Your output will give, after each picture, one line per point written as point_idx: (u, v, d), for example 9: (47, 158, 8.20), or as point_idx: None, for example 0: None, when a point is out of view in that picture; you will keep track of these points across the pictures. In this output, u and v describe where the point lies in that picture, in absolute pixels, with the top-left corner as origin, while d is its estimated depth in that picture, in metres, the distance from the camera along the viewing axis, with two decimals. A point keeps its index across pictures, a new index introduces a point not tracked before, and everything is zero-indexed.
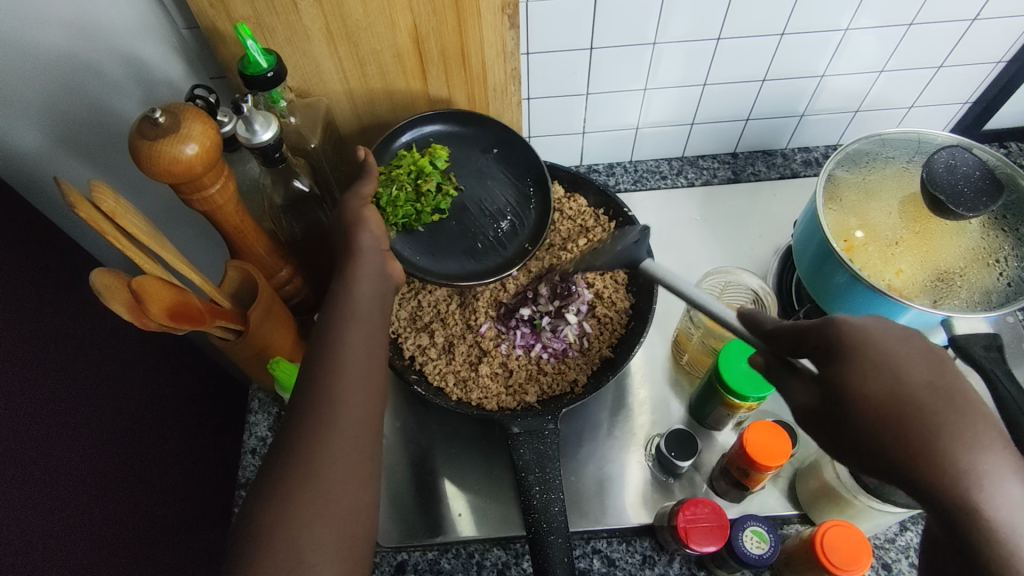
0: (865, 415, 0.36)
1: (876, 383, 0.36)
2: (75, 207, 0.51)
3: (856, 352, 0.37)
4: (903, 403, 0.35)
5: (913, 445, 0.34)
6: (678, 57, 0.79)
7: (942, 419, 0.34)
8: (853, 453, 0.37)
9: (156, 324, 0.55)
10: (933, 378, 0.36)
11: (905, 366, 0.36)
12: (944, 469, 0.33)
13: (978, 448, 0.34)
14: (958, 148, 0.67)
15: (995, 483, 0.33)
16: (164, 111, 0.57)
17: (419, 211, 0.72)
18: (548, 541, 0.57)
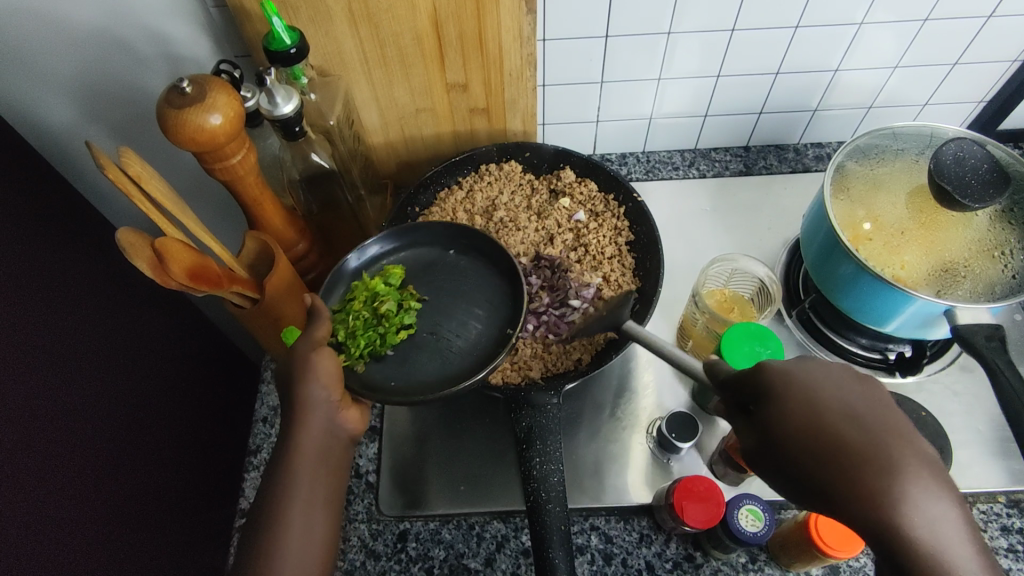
0: (791, 447, 0.37)
1: (802, 415, 0.38)
2: (104, 169, 0.53)
3: (783, 392, 0.39)
4: (821, 439, 0.37)
5: (835, 478, 0.35)
6: (693, 47, 0.80)
7: (872, 452, 0.35)
8: (794, 492, 0.38)
9: (176, 284, 0.57)
10: (855, 413, 0.37)
11: (827, 397, 0.38)
12: (872, 499, 0.34)
13: (911, 476, 0.34)
14: (967, 140, 0.67)
15: (924, 512, 0.34)
16: (191, 82, 0.59)
17: (383, 332, 0.65)
18: (546, 510, 0.58)
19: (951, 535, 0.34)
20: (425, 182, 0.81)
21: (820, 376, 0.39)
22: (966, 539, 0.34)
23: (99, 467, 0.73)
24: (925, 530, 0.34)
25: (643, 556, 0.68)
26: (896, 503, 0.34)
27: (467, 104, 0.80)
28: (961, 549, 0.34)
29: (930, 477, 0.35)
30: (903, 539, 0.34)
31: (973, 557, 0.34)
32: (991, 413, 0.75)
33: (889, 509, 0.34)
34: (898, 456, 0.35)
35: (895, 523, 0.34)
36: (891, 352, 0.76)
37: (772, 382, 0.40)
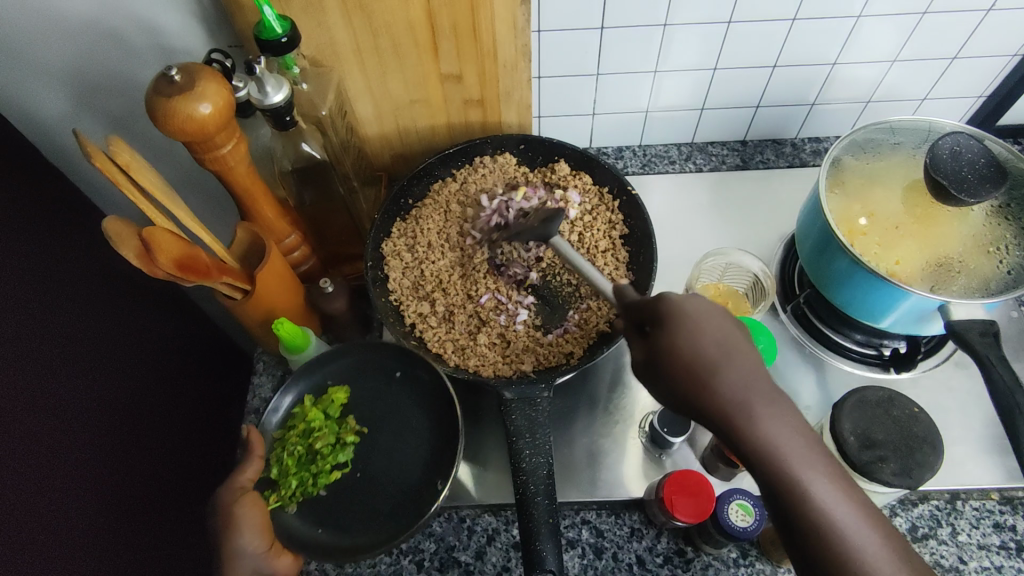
0: (670, 366, 0.43)
1: (683, 341, 0.43)
2: (91, 157, 0.53)
3: (670, 321, 0.44)
4: (692, 360, 0.42)
5: (694, 388, 0.42)
6: (689, 40, 0.79)
7: (728, 370, 0.42)
8: (667, 401, 0.45)
9: (164, 274, 0.57)
10: (722, 341, 0.43)
11: (704, 325, 0.43)
12: (721, 404, 0.41)
13: (751, 385, 0.41)
14: (964, 135, 0.66)
15: (763, 417, 0.40)
16: (180, 70, 0.58)
17: (316, 472, 0.63)
18: (534, 502, 0.58)
19: (785, 434, 0.40)
20: (418, 174, 0.81)
21: (703, 306, 0.44)
22: (800, 439, 0.40)
23: (90, 458, 0.73)
24: (767, 430, 0.40)
25: (634, 551, 0.68)
26: (739, 409, 0.41)
27: (461, 96, 0.80)
28: (807, 460, 0.40)
29: (767, 388, 0.41)
30: (744, 437, 0.40)
31: (807, 453, 0.40)
32: (986, 409, 0.74)
33: (735, 412, 0.41)
34: (746, 370, 0.42)
35: (738, 422, 0.41)
36: (886, 348, 0.76)
37: (665, 312, 0.45)
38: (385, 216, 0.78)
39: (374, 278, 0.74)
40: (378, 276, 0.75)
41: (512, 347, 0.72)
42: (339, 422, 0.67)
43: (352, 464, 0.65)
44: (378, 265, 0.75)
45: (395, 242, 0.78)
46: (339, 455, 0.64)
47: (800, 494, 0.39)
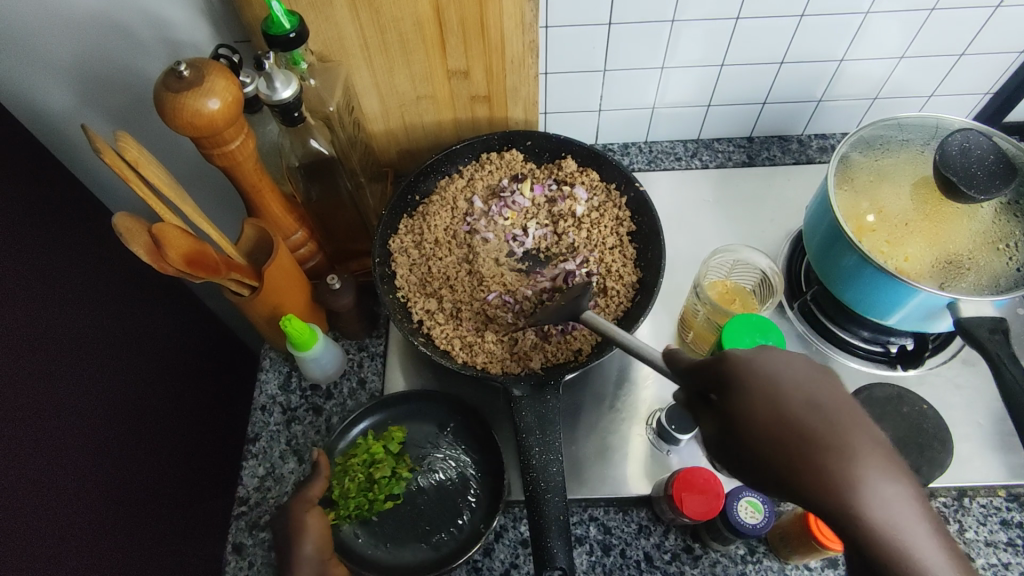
0: (751, 438, 0.34)
1: (763, 399, 0.34)
2: (100, 152, 0.52)
3: (746, 383, 0.35)
4: (790, 431, 0.33)
5: (793, 467, 0.33)
6: (697, 36, 0.79)
7: (831, 438, 0.32)
8: (753, 481, 0.35)
9: (173, 270, 0.57)
10: (816, 401, 0.34)
11: (786, 385, 0.35)
12: (831, 484, 0.32)
13: (866, 458, 0.32)
14: (973, 131, 0.66)
15: (883, 498, 0.31)
16: (189, 65, 0.58)
17: (371, 499, 0.67)
18: (544, 499, 0.58)
19: (909, 518, 0.31)
20: (425, 170, 0.80)
21: (782, 364, 0.35)
22: (927, 529, 0.32)
23: (99, 454, 0.73)
24: (883, 514, 0.31)
25: (642, 547, 0.68)
26: (852, 491, 0.31)
27: (468, 92, 0.80)
28: (941, 561, 0.31)
29: (886, 461, 0.32)
30: (862, 526, 0.31)
31: (938, 548, 0.31)
32: (992, 406, 0.74)
33: (847, 496, 0.31)
34: (862, 442, 0.32)
35: (851, 509, 0.31)
36: (892, 345, 0.76)
37: (733, 370, 0.36)
38: (391, 212, 0.78)
39: (381, 275, 0.74)
40: (385, 273, 0.75)
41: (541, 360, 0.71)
42: (398, 456, 0.71)
43: (403, 497, 0.69)
44: (385, 262, 0.75)
45: (402, 239, 0.78)
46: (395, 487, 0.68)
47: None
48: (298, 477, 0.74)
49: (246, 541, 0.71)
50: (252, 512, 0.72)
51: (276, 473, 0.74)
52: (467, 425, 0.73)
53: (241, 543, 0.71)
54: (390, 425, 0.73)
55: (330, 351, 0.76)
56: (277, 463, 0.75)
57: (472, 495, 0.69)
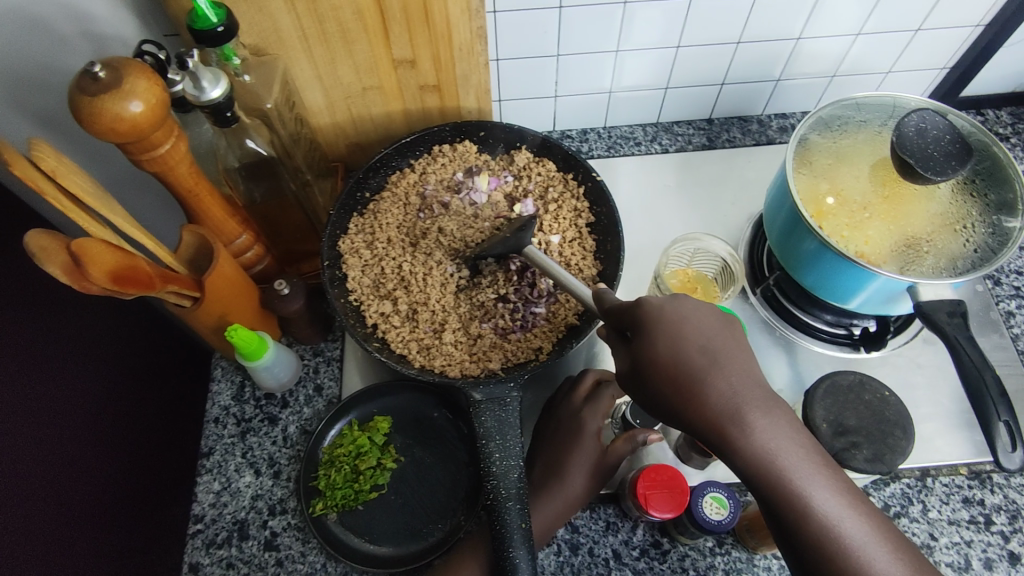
0: (656, 379, 0.46)
1: (666, 350, 0.46)
2: (9, 165, 0.48)
3: (652, 325, 0.47)
4: (678, 365, 0.45)
5: (685, 400, 0.45)
6: (652, 18, 0.77)
7: (712, 376, 0.45)
8: (658, 411, 0.47)
9: (99, 288, 0.53)
10: (706, 346, 0.46)
11: (688, 334, 0.46)
12: (711, 412, 0.44)
13: (740, 393, 0.44)
14: (929, 111, 0.65)
15: (757, 426, 0.43)
16: (105, 65, 0.53)
17: (356, 489, 0.68)
18: (505, 508, 0.57)
19: (778, 440, 0.42)
20: (375, 166, 0.77)
21: (687, 315, 0.47)
22: (796, 447, 0.42)
23: (56, 476, 0.69)
24: (759, 435, 0.43)
25: (610, 545, 0.67)
26: (734, 419, 0.43)
27: (416, 81, 0.76)
28: (794, 454, 0.42)
29: (758, 395, 0.44)
30: (740, 448, 0.43)
31: (801, 458, 0.42)
32: (953, 384, 0.75)
33: (725, 420, 0.43)
34: (741, 382, 0.44)
35: (731, 433, 0.43)
36: (855, 328, 0.75)
37: (647, 317, 0.48)
38: (340, 210, 0.74)
39: (331, 278, 0.71)
40: (336, 276, 0.71)
41: (497, 363, 0.69)
42: (382, 447, 0.71)
43: (386, 487, 0.69)
44: (336, 264, 0.72)
45: (353, 238, 0.75)
46: (379, 477, 0.68)
47: (802, 503, 0.41)
48: (254, 491, 0.71)
49: (202, 560, 0.68)
50: (208, 530, 0.70)
51: (231, 487, 0.72)
52: (452, 414, 0.73)
53: (197, 563, 0.68)
54: (375, 416, 0.73)
55: (282, 359, 0.73)
56: (232, 477, 0.72)
57: (453, 495, 0.69)
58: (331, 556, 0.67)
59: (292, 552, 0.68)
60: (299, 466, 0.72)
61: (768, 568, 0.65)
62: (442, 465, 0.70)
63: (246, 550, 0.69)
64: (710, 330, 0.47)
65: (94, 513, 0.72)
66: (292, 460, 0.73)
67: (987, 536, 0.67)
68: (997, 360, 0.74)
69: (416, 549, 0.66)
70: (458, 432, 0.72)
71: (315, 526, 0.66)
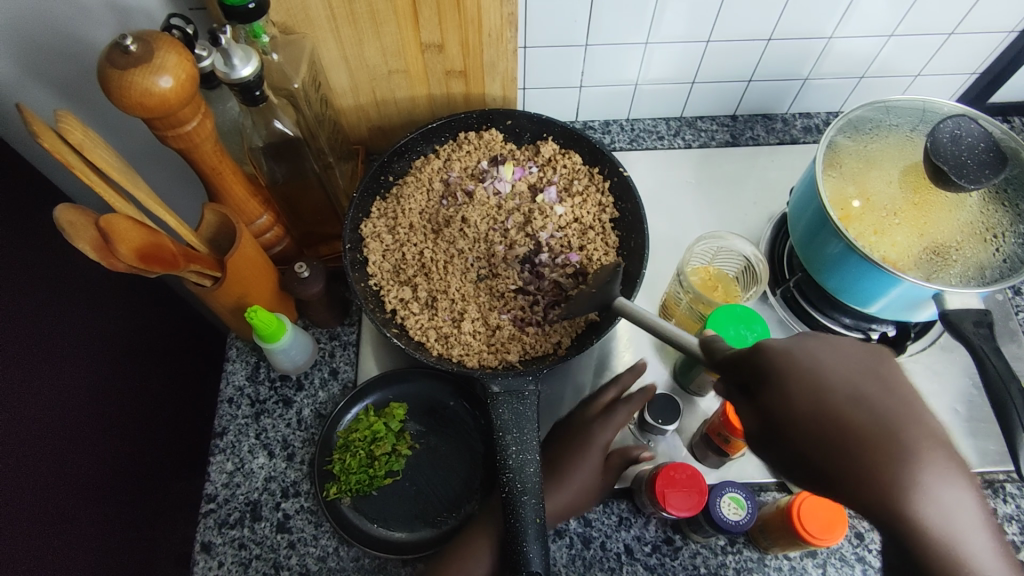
0: (798, 437, 0.36)
1: (804, 399, 0.37)
2: (38, 136, 0.47)
3: (787, 372, 0.38)
4: (832, 422, 0.36)
5: (843, 467, 0.35)
6: (683, 11, 0.76)
7: (879, 439, 0.35)
8: (794, 475, 0.38)
9: (125, 265, 0.53)
10: (859, 394, 0.36)
11: (833, 381, 0.37)
12: (881, 482, 0.34)
13: (918, 458, 0.34)
14: (965, 117, 0.65)
15: (934, 497, 0.34)
16: (136, 38, 0.52)
17: (371, 474, 0.68)
18: (520, 501, 0.57)
19: (962, 524, 0.34)
20: (399, 150, 0.76)
21: (823, 356, 0.38)
22: (978, 528, 0.34)
23: (64, 455, 0.67)
24: (935, 513, 0.34)
25: (623, 540, 0.67)
26: (907, 489, 0.34)
27: (443, 66, 0.75)
28: (973, 534, 0.34)
29: (940, 461, 0.34)
30: (913, 528, 0.33)
31: (983, 545, 0.34)
32: (969, 393, 0.75)
33: (898, 493, 0.34)
34: (915, 437, 0.34)
35: (906, 513, 0.33)
36: (873, 332, 0.74)
37: (772, 362, 0.38)
38: (364, 193, 0.74)
39: (353, 261, 0.71)
40: (357, 259, 0.71)
41: (515, 356, 0.69)
42: (397, 433, 0.71)
43: (401, 474, 0.69)
44: (357, 248, 0.72)
45: (375, 222, 0.74)
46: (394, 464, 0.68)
47: None
48: (268, 473, 0.71)
49: (214, 540, 0.68)
50: (221, 510, 0.70)
51: (244, 468, 0.72)
52: (468, 404, 0.73)
53: (209, 542, 0.68)
54: (391, 402, 0.72)
55: (299, 341, 0.73)
56: (246, 458, 0.72)
57: (467, 483, 0.69)
58: (344, 540, 0.67)
59: (304, 534, 0.68)
60: (313, 449, 0.72)
61: (779, 569, 0.66)
62: (457, 454, 0.70)
63: (258, 531, 0.69)
64: (858, 368, 0.37)
65: (107, 487, 0.72)
66: (306, 443, 0.73)
67: None
68: (1015, 370, 0.74)
69: (428, 536, 0.66)
70: (473, 419, 0.72)
71: (329, 509, 0.66)
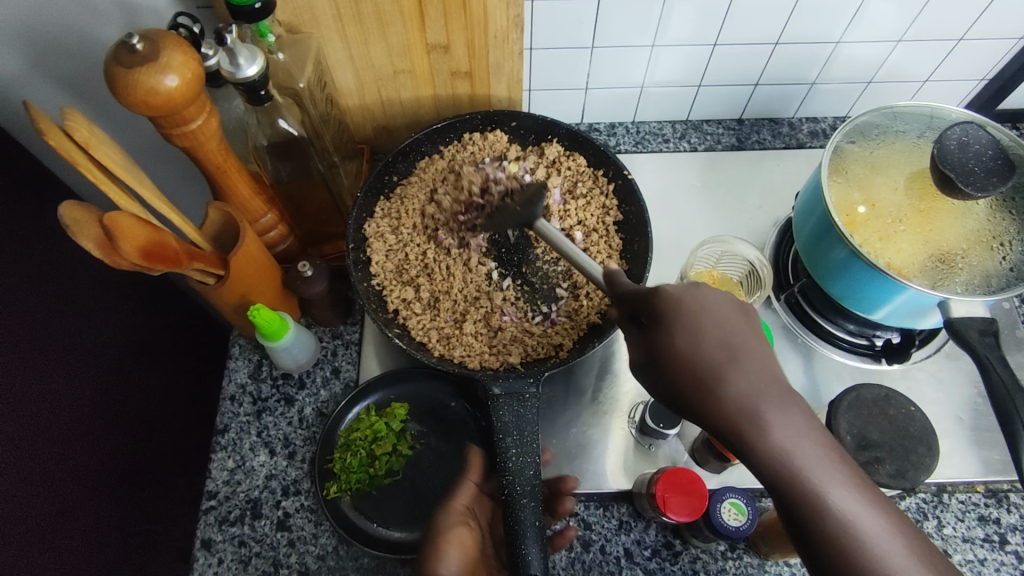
0: (672, 373, 0.43)
1: (682, 342, 0.43)
2: (44, 134, 0.47)
3: (671, 318, 0.44)
4: (695, 359, 0.42)
5: (701, 395, 0.42)
6: (690, 14, 0.75)
7: (731, 373, 0.41)
8: (671, 407, 0.45)
9: (129, 263, 0.53)
10: (726, 339, 0.43)
11: (706, 326, 0.43)
12: (725, 407, 0.41)
13: (759, 389, 0.41)
14: (972, 123, 0.64)
15: (775, 422, 0.40)
16: (142, 37, 0.53)
17: (371, 474, 0.68)
18: (519, 503, 0.57)
19: (802, 444, 0.39)
20: (404, 150, 0.77)
21: (707, 305, 0.44)
22: (817, 446, 0.39)
23: (68, 450, 0.68)
24: (778, 436, 0.39)
25: (622, 544, 0.67)
26: (748, 413, 0.40)
27: (448, 67, 0.75)
28: (814, 453, 0.39)
29: (776, 392, 0.41)
30: (758, 445, 0.39)
31: (823, 460, 0.39)
32: (974, 402, 0.74)
33: (741, 420, 0.40)
34: (762, 375, 0.41)
35: (748, 432, 0.40)
36: (877, 338, 0.75)
37: (662, 308, 0.45)
38: (369, 193, 0.74)
39: (356, 261, 0.71)
40: (360, 259, 0.72)
41: (516, 358, 0.68)
42: (398, 433, 0.71)
43: (401, 474, 0.69)
44: (360, 247, 0.72)
45: (378, 222, 0.74)
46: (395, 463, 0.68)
47: (819, 506, 0.38)
48: (269, 470, 0.71)
49: (215, 537, 0.69)
50: (221, 507, 0.70)
51: (245, 465, 0.72)
52: (469, 405, 0.73)
53: (209, 539, 0.68)
54: (393, 402, 0.72)
55: (302, 340, 0.73)
56: (247, 456, 0.72)
57: None
58: (343, 539, 0.68)
59: (304, 533, 0.69)
60: (314, 447, 0.72)
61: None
62: (457, 455, 0.70)
63: (258, 529, 0.69)
64: (730, 317, 0.44)
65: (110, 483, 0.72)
66: (307, 441, 0.73)
67: (1001, 556, 0.67)
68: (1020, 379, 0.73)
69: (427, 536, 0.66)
70: (474, 421, 0.72)
71: (329, 508, 0.66)
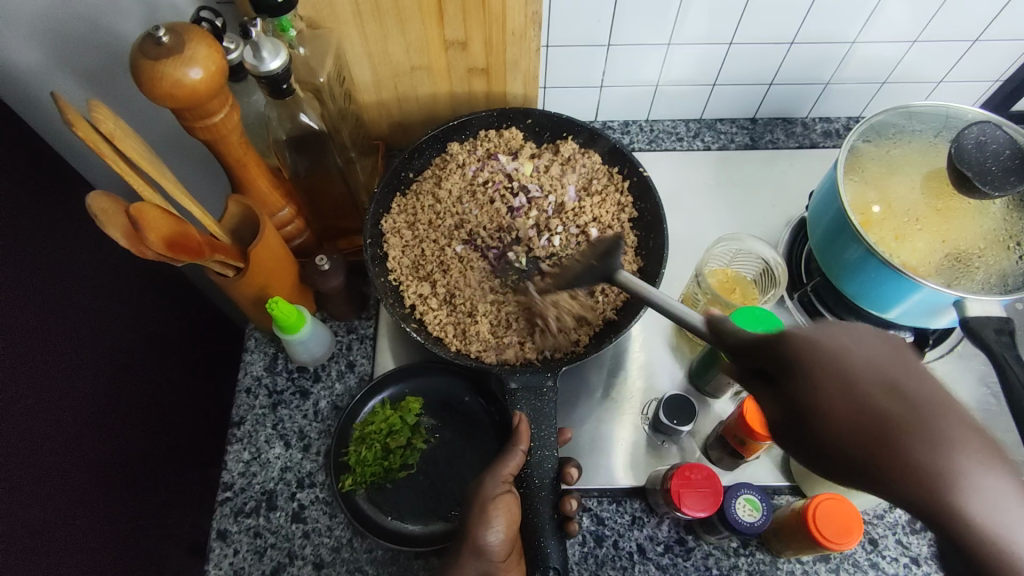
0: (835, 436, 0.32)
1: (835, 393, 0.33)
2: (73, 125, 0.47)
3: (812, 366, 0.34)
4: (856, 408, 0.32)
5: (869, 459, 0.31)
6: (706, 12, 0.76)
7: (910, 424, 0.31)
8: (841, 484, 0.33)
9: (153, 254, 0.54)
10: (891, 382, 0.32)
11: (861, 373, 0.33)
12: (914, 466, 0.30)
13: (949, 442, 0.30)
14: (989, 123, 0.65)
15: (981, 484, 0.29)
16: (168, 30, 0.53)
17: (386, 467, 0.68)
18: (536, 494, 0.58)
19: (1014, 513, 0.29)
20: (420, 146, 0.77)
21: (851, 349, 0.34)
22: None
23: (87, 440, 0.68)
24: (982, 504, 0.29)
25: (635, 539, 0.68)
26: (941, 475, 0.30)
27: (465, 64, 0.75)
28: None
29: (976, 445, 0.30)
30: (960, 519, 0.29)
31: None
32: (986, 402, 0.74)
33: (939, 488, 0.30)
34: (944, 419, 0.31)
35: (943, 503, 0.29)
36: (890, 338, 0.75)
37: (793, 352, 0.36)
38: (385, 189, 0.75)
39: (373, 256, 0.71)
40: (377, 254, 0.72)
41: (533, 354, 0.69)
42: (413, 427, 0.71)
43: (416, 467, 0.69)
44: (377, 243, 0.72)
45: (395, 218, 0.75)
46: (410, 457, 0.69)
47: None
48: (284, 463, 0.72)
49: (230, 528, 0.69)
50: (237, 499, 0.70)
51: (261, 458, 0.72)
52: (483, 400, 0.73)
53: (225, 530, 0.69)
54: (407, 396, 0.73)
55: (318, 334, 0.73)
56: (262, 448, 0.73)
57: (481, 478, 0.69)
58: (358, 531, 0.68)
59: (319, 525, 0.69)
60: (329, 440, 0.72)
61: (791, 572, 0.66)
62: (471, 449, 0.71)
63: (273, 520, 0.69)
64: (885, 355, 0.33)
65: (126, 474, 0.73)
66: (322, 434, 0.73)
67: None
68: None
69: (441, 529, 0.66)
70: (488, 415, 0.72)
71: (344, 501, 0.67)
